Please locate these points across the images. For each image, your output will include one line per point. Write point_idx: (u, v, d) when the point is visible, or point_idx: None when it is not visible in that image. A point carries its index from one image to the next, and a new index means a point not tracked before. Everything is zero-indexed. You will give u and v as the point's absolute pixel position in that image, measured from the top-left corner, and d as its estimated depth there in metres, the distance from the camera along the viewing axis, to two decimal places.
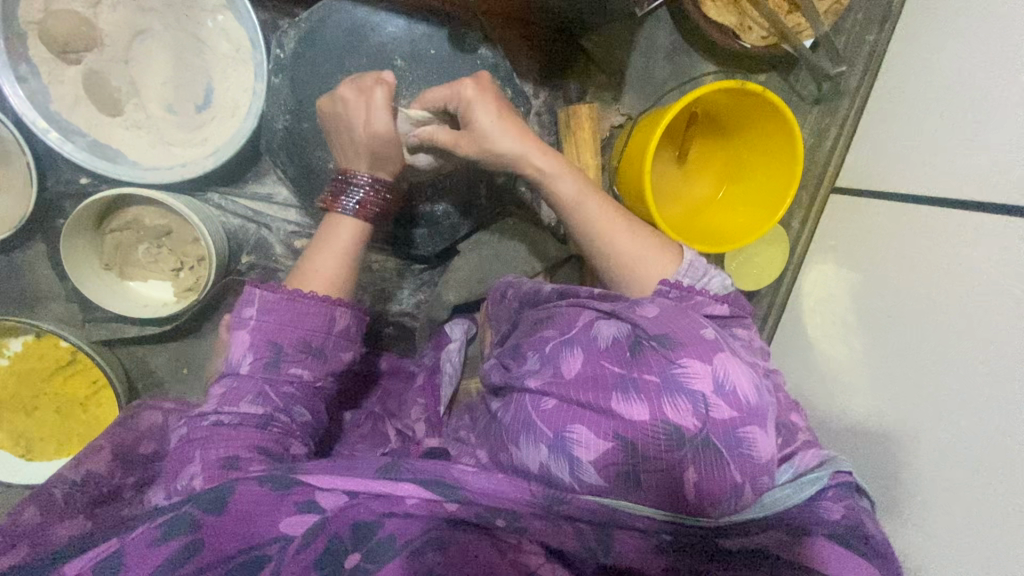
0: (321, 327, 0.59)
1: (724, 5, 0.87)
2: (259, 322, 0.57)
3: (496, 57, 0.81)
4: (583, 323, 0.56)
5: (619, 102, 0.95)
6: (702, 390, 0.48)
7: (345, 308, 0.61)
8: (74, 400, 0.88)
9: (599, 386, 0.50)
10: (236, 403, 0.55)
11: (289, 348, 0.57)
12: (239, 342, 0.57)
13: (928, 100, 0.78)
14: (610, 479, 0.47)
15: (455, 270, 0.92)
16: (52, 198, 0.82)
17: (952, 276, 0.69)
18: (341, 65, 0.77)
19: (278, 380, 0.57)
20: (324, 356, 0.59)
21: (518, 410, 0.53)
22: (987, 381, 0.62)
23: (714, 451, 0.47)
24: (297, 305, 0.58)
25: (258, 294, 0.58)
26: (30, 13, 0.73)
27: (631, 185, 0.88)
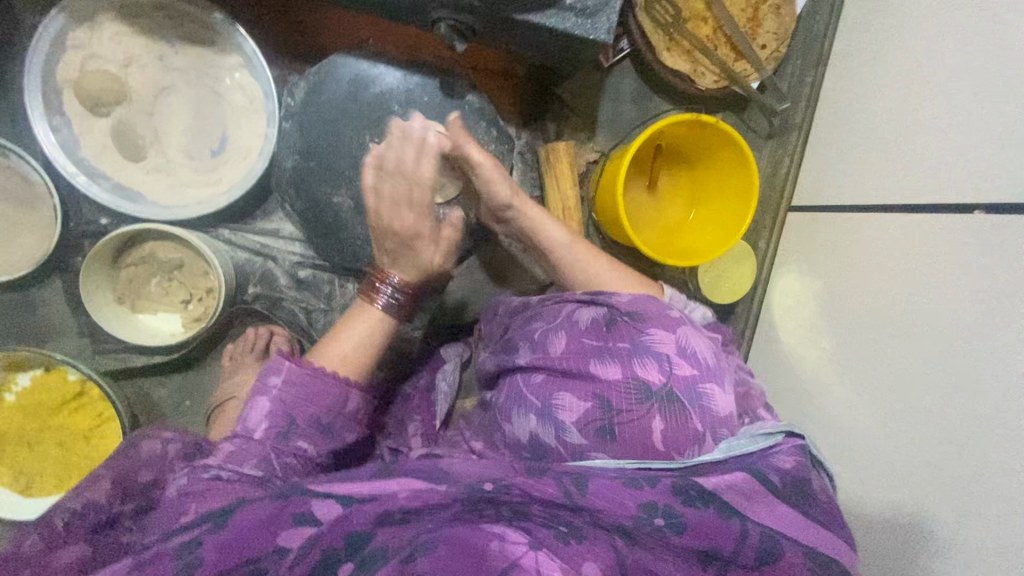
0: (337, 408, 0.64)
1: (679, 55, 0.99)
2: (280, 393, 0.62)
3: (482, 102, 0.92)
4: (565, 312, 0.64)
5: (592, 140, 1.05)
6: (667, 352, 0.58)
7: (359, 392, 0.67)
8: (77, 434, 0.90)
9: (581, 356, 0.59)
10: (239, 464, 0.58)
11: (302, 423, 0.62)
12: (258, 408, 0.62)
13: (863, 128, 0.90)
14: (590, 435, 0.56)
15: (450, 295, 0.98)
16: (73, 237, 0.88)
17: (899, 268, 0.77)
18: (344, 113, 0.86)
19: (284, 450, 0.61)
20: (331, 434, 0.64)
21: (513, 389, 0.61)
22: (930, 367, 0.69)
23: (677, 402, 0.56)
24: (318, 382, 0.64)
25: (284, 366, 0.63)
26: (67, 73, 0.82)
27: (609, 212, 0.97)
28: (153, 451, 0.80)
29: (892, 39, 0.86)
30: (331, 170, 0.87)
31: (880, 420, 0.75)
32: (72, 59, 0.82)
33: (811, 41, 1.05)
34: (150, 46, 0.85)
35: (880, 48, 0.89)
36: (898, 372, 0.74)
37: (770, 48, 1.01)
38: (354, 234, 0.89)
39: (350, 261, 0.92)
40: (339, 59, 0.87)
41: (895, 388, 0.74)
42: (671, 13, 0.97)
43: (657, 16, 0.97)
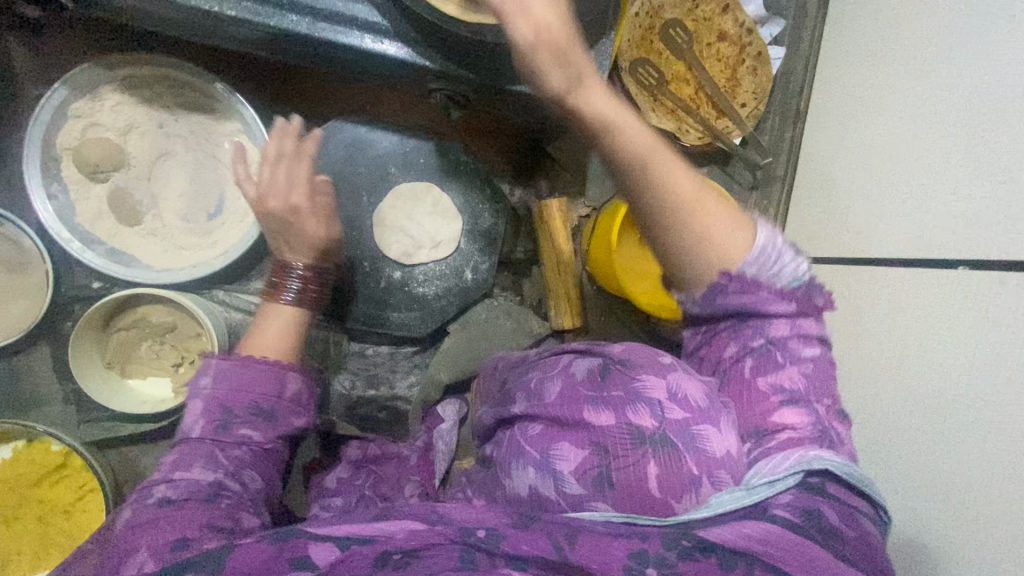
0: (269, 390, 0.61)
1: (664, 114, 1.03)
2: (212, 390, 0.59)
3: (477, 163, 0.95)
4: (562, 364, 0.67)
5: (583, 196, 1.08)
6: (658, 397, 0.56)
7: (293, 373, 0.64)
8: (58, 507, 0.86)
9: (575, 402, 0.60)
10: (188, 467, 0.56)
11: (239, 411, 0.59)
12: (193, 410, 0.59)
13: (851, 181, 0.92)
14: (587, 485, 0.55)
15: (446, 350, 0.98)
16: (64, 302, 0.87)
17: (892, 319, 0.78)
18: (342, 175, 0.89)
19: (229, 444, 0.58)
20: (276, 420, 0.61)
21: (511, 441, 0.62)
22: (931, 416, 0.70)
23: (670, 447, 0.54)
24: (250, 371, 0.61)
25: (211, 363, 0.60)
26: (67, 141, 0.83)
27: (601, 265, 1.00)
28: None
29: (870, 99, 0.90)
30: None
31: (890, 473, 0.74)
32: (73, 127, 0.83)
33: (788, 100, 1.10)
34: (151, 113, 0.87)
35: (866, 109, 0.92)
36: (901, 421, 0.74)
37: (749, 106, 1.06)
38: (348, 293, 0.91)
39: (346, 319, 0.92)
40: (336, 124, 0.88)
41: (900, 438, 0.74)
42: (654, 76, 1.02)
43: (641, 79, 1.02)
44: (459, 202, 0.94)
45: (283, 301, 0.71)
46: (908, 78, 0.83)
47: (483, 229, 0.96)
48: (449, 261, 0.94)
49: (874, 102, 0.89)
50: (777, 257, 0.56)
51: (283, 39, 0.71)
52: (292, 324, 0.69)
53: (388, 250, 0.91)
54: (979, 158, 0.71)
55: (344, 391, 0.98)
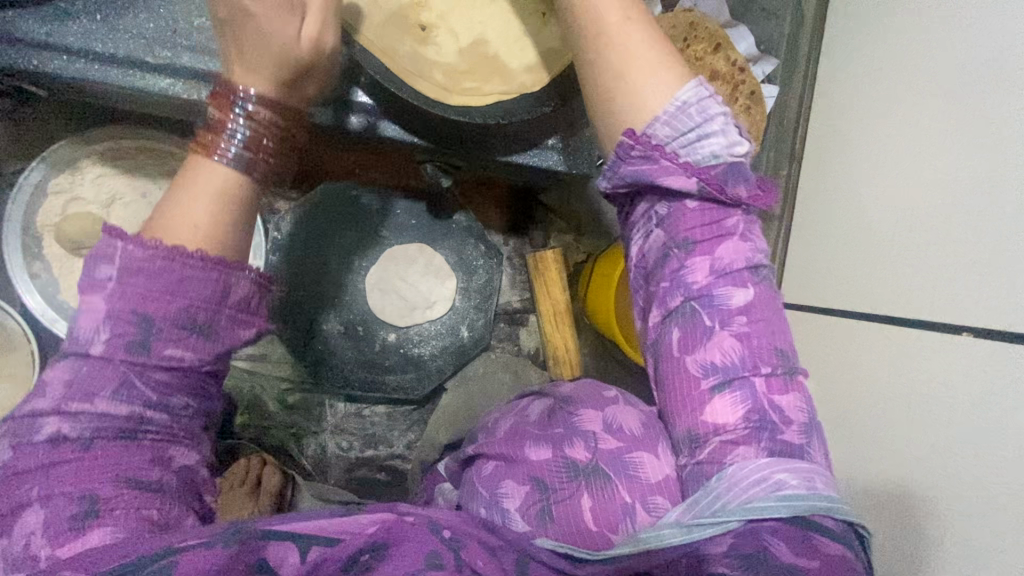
0: (209, 296, 0.40)
1: None
2: (119, 284, 0.38)
3: (470, 220, 0.93)
4: (519, 408, 0.69)
5: (579, 242, 1.07)
6: (593, 429, 0.58)
7: (245, 275, 0.42)
8: None
9: (518, 440, 0.61)
10: (90, 396, 0.38)
11: (163, 324, 0.38)
12: (91, 310, 0.38)
13: (872, 225, 0.83)
14: (532, 521, 0.54)
15: (445, 409, 0.97)
16: None
17: (940, 386, 0.70)
18: (333, 241, 0.88)
19: (148, 366, 0.38)
20: (212, 336, 0.40)
21: (468, 482, 0.62)
22: (929, 467, 0.69)
23: (604, 476, 0.54)
24: (172, 265, 0.39)
25: (116, 247, 0.39)
26: (47, 218, 0.81)
27: (601, 312, 0.98)
28: None
29: (850, 158, 0.89)
30: (321, 298, 0.88)
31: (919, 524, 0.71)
32: (54, 203, 0.81)
33: None
34: (132, 184, 0.83)
35: (887, 148, 0.83)
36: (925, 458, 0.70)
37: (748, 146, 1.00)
38: (343, 359, 0.89)
39: (340, 385, 0.90)
40: (333, 185, 0.87)
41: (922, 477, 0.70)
42: None
43: None
44: (452, 260, 0.93)
45: (218, 160, 0.43)
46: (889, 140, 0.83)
47: (478, 285, 0.94)
48: (443, 320, 0.93)
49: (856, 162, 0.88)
50: (697, 133, 0.48)
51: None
52: (227, 189, 0.43)
53: (382, 314, 0.89)
54: (964, 226, 0.71)
55: (342, 453, 0.96)
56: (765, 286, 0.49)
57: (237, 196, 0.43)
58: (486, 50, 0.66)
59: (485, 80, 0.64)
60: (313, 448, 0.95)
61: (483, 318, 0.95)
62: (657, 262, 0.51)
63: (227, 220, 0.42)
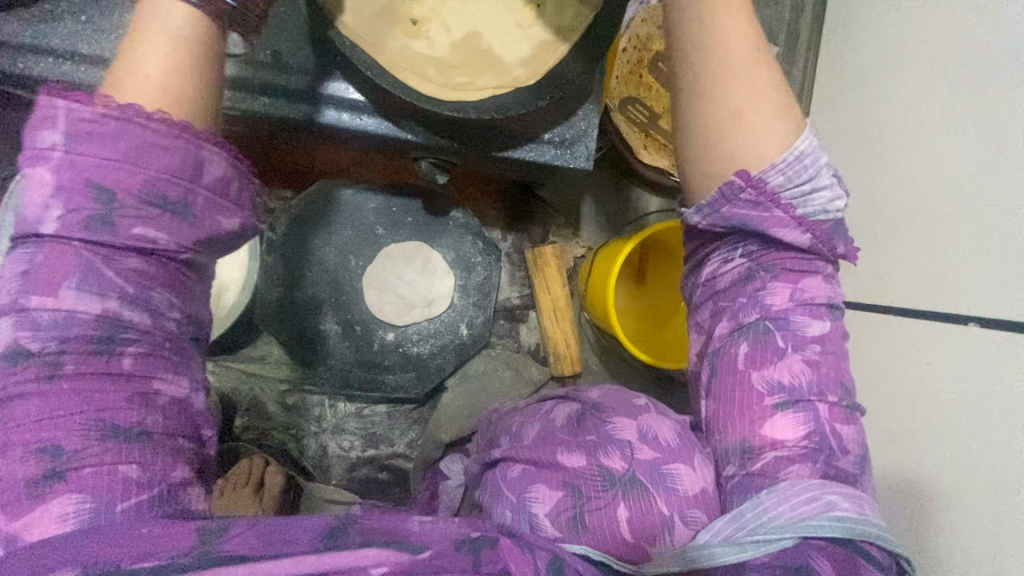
0: (177, 167, 0.37)
1: (658, 151, 1.01)
2: (72, 157, 0.35)
3: (467, 217, 0.92)
4: (546, 411, 0.70)
5: (578, 236, 1.06)
6: (627, 438, 0.60)
7: (218, 150, 0.39)
8: None
9: (549, 445, 0.62)
10: (50, 285, 0.35)
11: (127, 200, 0.36)
12: (38, 183, 0.35)
13: (873, 210, 0.79)
14: (563, 527, 0.55)
15: (446, 406, 0.96)
16: None
17: (943, 379, 0.66)
18: (328, 242, 0.87)
19: (116, 251, 0.36)
20: (189, 222, 0.38)
21: (494, 484, 0.64)
22: (930, 453, 0.66)
23: (641, 487, 0.56)
24: (132, 139, 0.36)
25: (60, 107, 0.35)
26: None
27: (599, 307, 0.98)
28: None
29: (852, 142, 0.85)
30: (317, 299, 0.87)
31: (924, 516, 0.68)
32: None
33: None
34: None
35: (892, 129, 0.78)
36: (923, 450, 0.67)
37: None
38: (340, 360, 0.89)
39: (340, 386, 0.90)
40: (323, 186, 0.86)
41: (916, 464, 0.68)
42: (645, 114, 1.00)
43: (631, 116, 0.99)
44: (450, 257, 0.92)
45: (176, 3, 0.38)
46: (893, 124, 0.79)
47: (477, 282, 0.93)
48: (442, 318, 0.92)
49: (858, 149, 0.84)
50: (811, 184, 0.48)
51: (255, 119, 0.68)
52: (192, 41, 0.38)
53: (381, 313, 0.88)
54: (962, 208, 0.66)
55: (343, 453, 0.95)
56: (840, 322, 0.52)
57: (201, 45, 0.38)
58: (480, 43, 0.66)
59: (477, 75, 0.63)
60: (313, 448, 0.95)
61: (483, 315, 0.94)
62: (731, 283, 0.52)
63: (191, 78, 0.38)
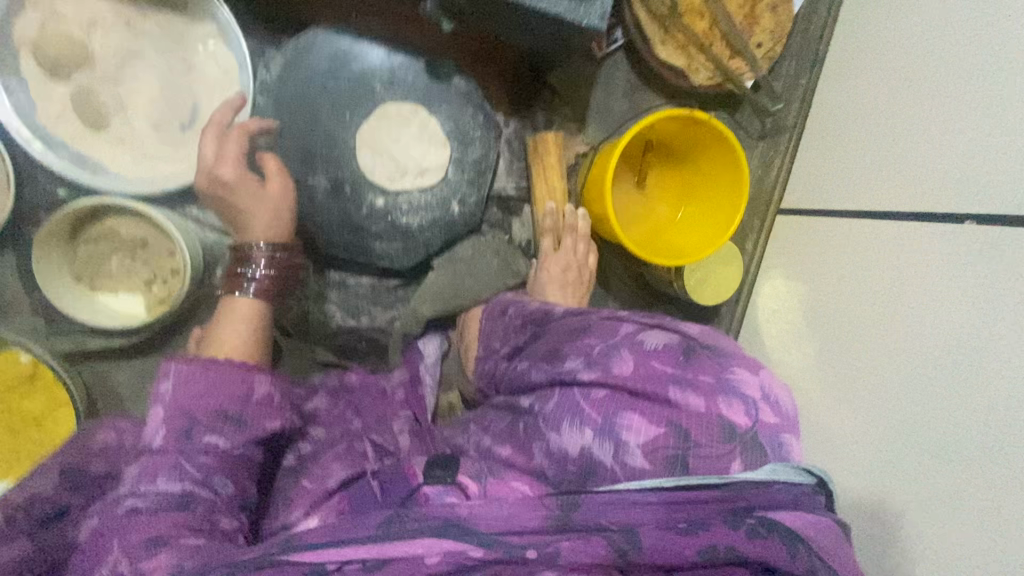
0: (236, 395, 0.58)
1: (674, 49, 0.97)
2: (174, 395, 0.56)
3: (469, 85, 0.90)
4: (626, 331, 0.61)
5: (582, 132, 1.03)
6: (750, 394, 0.56)
7: (264, 376, 0.60)
8: (27, 419, 0.86)
9: (657, 381, 0.56)
10: (152, 480, 0.53)
11: (204, 419, 0.56)
12: (155, 417, 0.56)
13: (888, 121, 0.82)
14: (658, 462, 0.53)
15: (430, 286, 0.95)
16: (28, 209, 0.83)
17: (948, 290, 0.69)
18: (323, 91, 0.83)
19: (193, 452, 0.55)
20: (244, 425, 0.58)
21: (566, 399, 0.58)
22: (929, 365, 0.69)
23: (757, 446, 0.54)
24: (211, 374, 0.57)
25: (171, 367, 0.57)
26: (24, 34, 0.77)
27: (597, 205, 0.95)
28: None
29: (880, 52, 0.87)
30: (309, 151, 0.84)
31: (906, 431, 0.71)
32: (31, 19, 0.77)
33: (806, 44, 1.04)
34: (117, 7, 0.80)
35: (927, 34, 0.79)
36: (920, 368, 0.70)
37: (765, 47, 1.00)
38: (328, 219, 0.87)
39: (326, 244, 0.90)
40: (318, 33, 0.83)
41: (910, 383, 0.71)
42: (668, 5, 0.93)
43: (653, 7, 0.93)
44: (448, 128, 0.88)
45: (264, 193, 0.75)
46: (911, 62, 0.81)
47: (473, 158, 0.90)
48: (436, 191, 0.89)
49: (883, 96, 0.84)
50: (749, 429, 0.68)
51: None
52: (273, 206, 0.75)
53: (370, 175, 0.86)
54: (995, 114, 0.68)
55: (326, 319, 0.96)
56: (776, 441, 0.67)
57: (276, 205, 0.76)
58: None
59: None
60: (296, 311, 0.94)
61: (476, 195, 0.92)
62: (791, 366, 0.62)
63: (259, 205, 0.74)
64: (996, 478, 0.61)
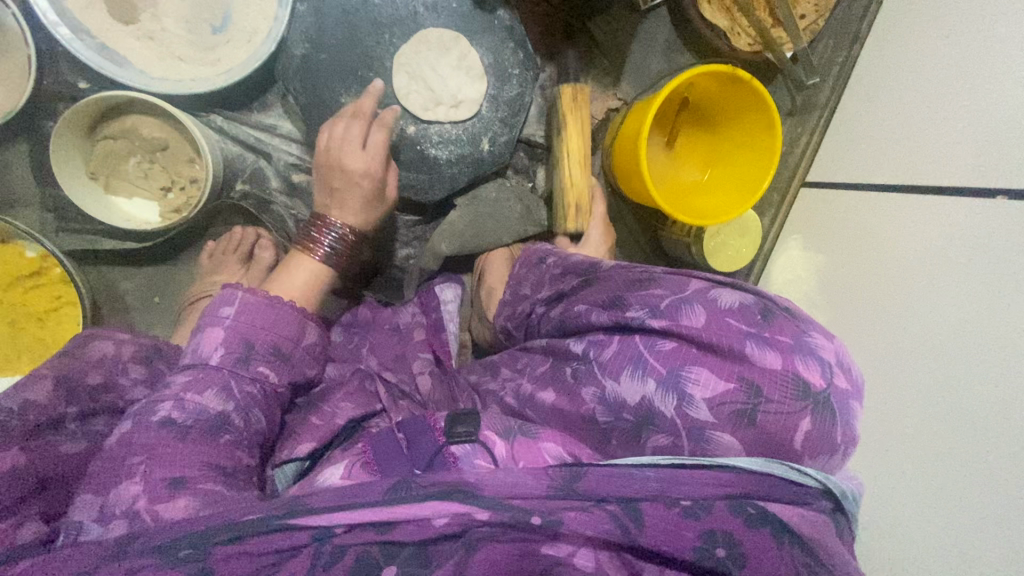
0: (290, 337, 0.64)
1: (718, 10, 0.96)
2: (235, 322, 0.61)
3: (513, 20, 0.88)
4: (698, 286, 0.57)
5: (616, 87, 1.02)
6: (829, 358, 0.52)
7: (313, 323, 0.67)
8: (32, 315, 0.84)
9: (729, 335, 0.53)
10: (200, 391, 0.56)
11: (259, 349, 0.61)
12: (212, 337, 0.60)
13: (914, 96, 0.83)
14: (723, 417, 0.51)
15: (451, 223, 0.94)
16: (46, 98, 0.80)
17: (969, 260, 0.70)
18: (364, 7, 0.82)
19: (243, 376, 0.59)
20: (290, 362, 0.64)
21: (630, 349, 0.56)
22: (949, 332, 0.69)
23: (830, 410, 0.51)
24: (273, 311, 0.63)
25: (238, 296, 0.62)
26: None
27: (628, 160, 0.94)
28: (105, 353, 0.70)
29: (916, 26, 0.86)
30: (345, 67, 0.82)
31: (916, 398, 0.71)
32: None
33: (848, 21, 1.02)
34: None
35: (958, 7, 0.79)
36: (940, 338, 0.70)
37: (808, 18, 0.99)
38: None
39: None
40: None
41: (926, 353, 0.71)
42: None
43: None
44: (488, 61, 0.86)
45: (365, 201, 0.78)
46: (942, 35, 0.80)
47: (508, 97, 0.89)
48: (466, 125, 0.87)
49: (921, 79, 0.82)
50: None
51: None
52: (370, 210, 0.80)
53: (404, 100, 0.84)
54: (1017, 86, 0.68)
55: None
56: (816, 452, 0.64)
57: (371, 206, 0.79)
58: None
59: None
60: None
61: (507, 135, 0.91)
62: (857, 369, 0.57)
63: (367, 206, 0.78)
64: (1004, 465, 0.60)
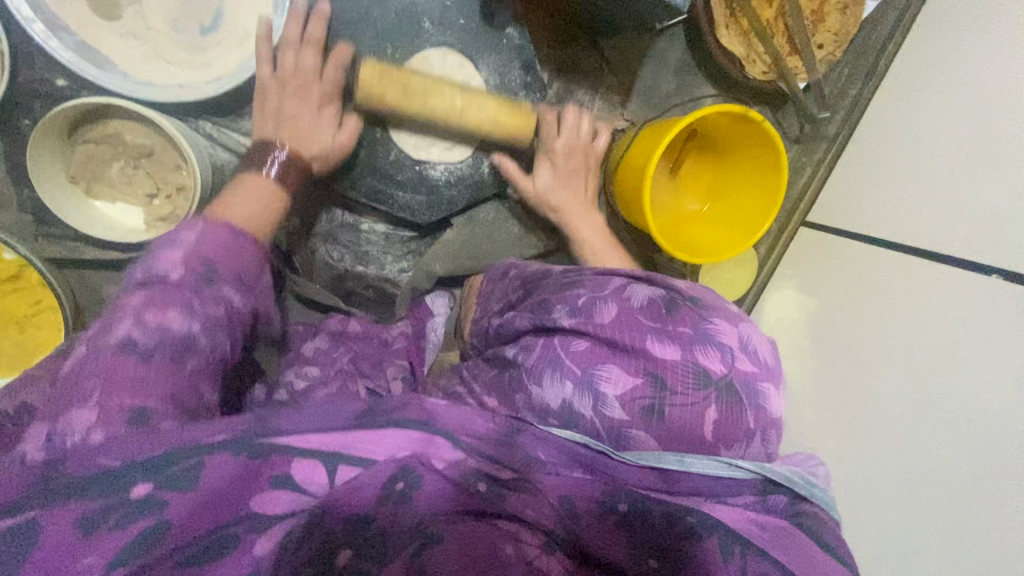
0: (252, 268, 0.57)
1: (736, 35, 0.92)
2: (194, 245, 0.54)
3: (522, 38, 0.85)
4: (615, 285, 0.59)
5: (624, 106, 0.99)
6: (729, 344, 0.55)
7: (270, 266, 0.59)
8: (12, 319, 0.81)
9: (634, 330, 0.55)
10: (160, 310, 0.50)
11: (221, 274, 0.54)
12: (168, 255, 0.53)
13: (919, 154, 0.83)
14: (635, 412, 0.51)
15: (445, 243, 0.92)
16: (22, 95, 0.75)
17: (947, 333, 0.72)
18: (366, 17, 0.80)
19: (208, 296, 0.52)
20: (253, 292, 0.57)
21: (548, 350, 0.56)
22: (921, 401, 0.72)
23: (736, 395, 0.53)
24: (235, 239, 0.57)
25: (192, 221, 0.56)
26: None
27: (631, 188, 0.90)
28: None
29: (930, 81, 0.85)
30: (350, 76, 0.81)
31: (891, 464, 0.74)
32: None
33: (864, 53, 0.98)
34: None
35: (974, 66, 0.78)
36: (912, 405, 0.73)
37: (826, 49, 0.94)
38: (353, 160, 0.85)
39: (347, 188, 0.86)
40: None
41: (900, 418, 0.74)
42: None
43: None
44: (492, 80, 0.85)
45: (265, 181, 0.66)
46: (953, 96, 0.80)
47: None
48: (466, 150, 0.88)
49: (928, 137, 0.82)
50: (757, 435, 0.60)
51: None
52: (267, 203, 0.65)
53: (401, 124, 0.84)
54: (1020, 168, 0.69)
55: (332, 263, 0.92)
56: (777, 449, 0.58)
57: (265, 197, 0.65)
58: None
59: None
60: (305, 248, 0.91)
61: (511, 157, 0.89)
62: (766, 355, 0.57)
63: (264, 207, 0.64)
64: (982, 547, 0.63)
